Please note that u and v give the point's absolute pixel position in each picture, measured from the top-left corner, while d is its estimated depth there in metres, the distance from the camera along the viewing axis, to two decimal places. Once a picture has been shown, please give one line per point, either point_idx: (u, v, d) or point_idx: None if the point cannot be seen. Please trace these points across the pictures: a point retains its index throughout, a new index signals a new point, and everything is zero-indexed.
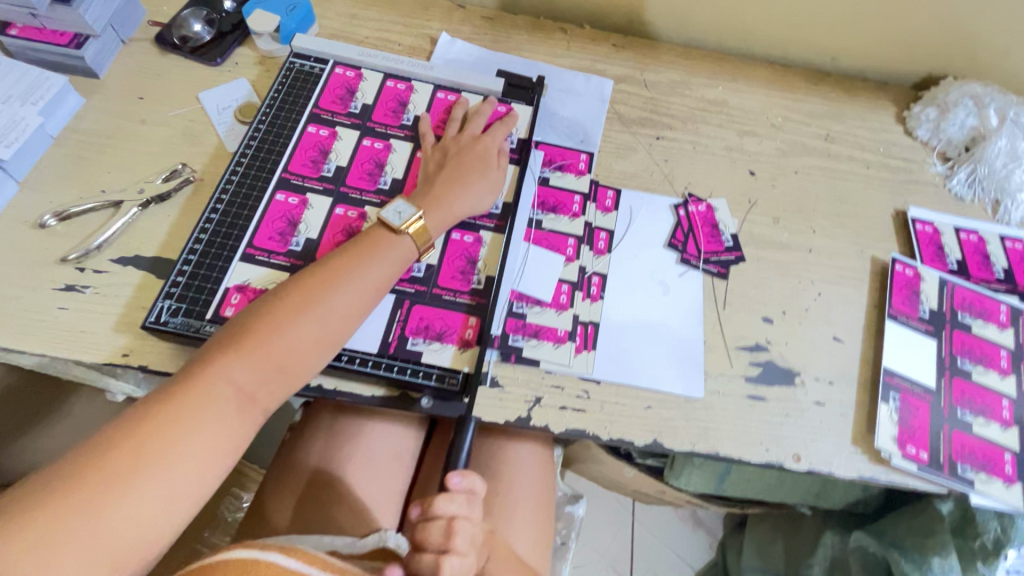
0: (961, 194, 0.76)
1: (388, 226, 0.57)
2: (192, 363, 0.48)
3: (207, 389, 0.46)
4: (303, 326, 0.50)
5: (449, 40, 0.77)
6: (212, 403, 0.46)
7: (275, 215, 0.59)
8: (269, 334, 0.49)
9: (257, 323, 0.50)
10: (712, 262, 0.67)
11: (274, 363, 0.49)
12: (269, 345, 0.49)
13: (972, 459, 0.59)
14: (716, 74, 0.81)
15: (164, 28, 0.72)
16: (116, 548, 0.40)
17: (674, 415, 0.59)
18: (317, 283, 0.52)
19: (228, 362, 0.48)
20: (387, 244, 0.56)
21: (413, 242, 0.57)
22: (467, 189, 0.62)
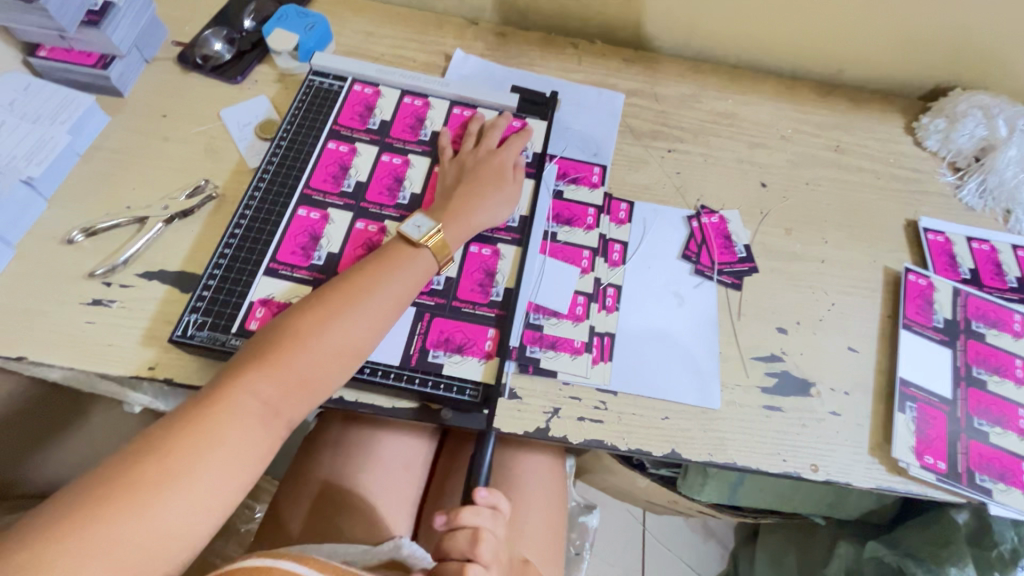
0: (972, 204, 0.77)
1: (406, 240, 0.58)
2: (217, 378, 0.48)
3: (231, 404, 0.46)
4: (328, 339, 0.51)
5: (463, 56, 0.79)
6: (238, 416, 0.46)
7: (297, 230, 0.61)
8: (294, 347, 0.50)
9: (282, 337, 0.50)
10: (725, 273, 0.68)
11: (300, 377, 0.49)
12: (293, 359, 0.49)
13: (990, 469, 0.59)
14: (726, 87, 0.83)
15: (186, 48, 0.74)
16: (145, 562, 0.40)
17: (691, 425, 0.59)
18: (342, 299, 0.53)
19: (251, 376, 0.48)
20: (408, 258, 0.57)
21: (433, 255, 0.58)
22: (486, 203, 0.62)
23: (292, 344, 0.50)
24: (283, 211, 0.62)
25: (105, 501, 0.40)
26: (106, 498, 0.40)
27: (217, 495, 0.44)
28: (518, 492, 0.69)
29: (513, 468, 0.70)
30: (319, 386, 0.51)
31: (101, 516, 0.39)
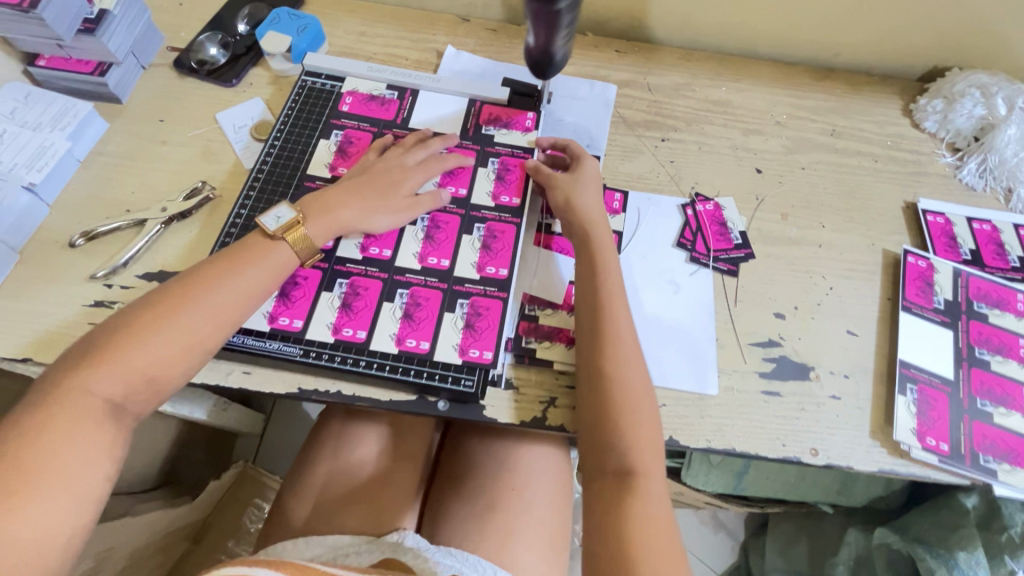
0: (973, 184, 0.76)
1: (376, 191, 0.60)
2: (84, 339, 0.47)
3: (92, 366, 0.46)
4: (228, 278, 0.52)
5: (454, 52, 0.79)
6: (97, 375, 0.45)
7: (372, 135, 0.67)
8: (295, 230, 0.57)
9: (174, 290, 0.50)
10: (721, 259, 0.68)
11: (340, 224, 0.59)
12: (184, 300, 0.50)
13: (993, 449, 0.58)
14: (720, 75, 0.82)
15: (182, 54, 0.75)
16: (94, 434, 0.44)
17: (689, 412, 0.59)
18: (386, 182, 0.61)
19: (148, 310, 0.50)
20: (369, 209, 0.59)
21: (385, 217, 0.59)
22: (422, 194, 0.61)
23: (347, 189, 0.60)
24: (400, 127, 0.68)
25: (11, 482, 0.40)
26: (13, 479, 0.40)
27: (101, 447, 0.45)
28: (517, 484, 0.69)
29: (513, 458, 0.70)
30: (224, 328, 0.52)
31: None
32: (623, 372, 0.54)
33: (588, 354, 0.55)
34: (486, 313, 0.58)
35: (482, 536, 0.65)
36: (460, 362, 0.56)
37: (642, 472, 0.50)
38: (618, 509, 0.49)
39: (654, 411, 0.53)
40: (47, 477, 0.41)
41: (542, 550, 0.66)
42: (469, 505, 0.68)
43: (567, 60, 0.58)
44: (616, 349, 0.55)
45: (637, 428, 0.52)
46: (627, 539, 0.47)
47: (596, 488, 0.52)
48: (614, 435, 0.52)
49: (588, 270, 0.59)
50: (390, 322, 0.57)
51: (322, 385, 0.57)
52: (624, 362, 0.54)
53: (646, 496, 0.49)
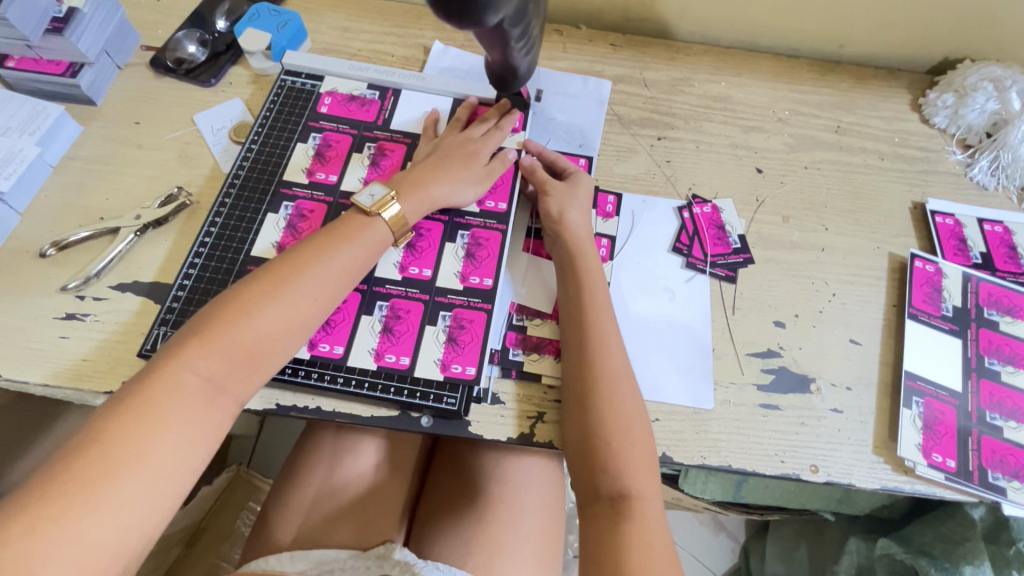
0: (984, 183, 0.73)
1: (361, 209, 0.55)
2: (160, 350, 0.45)
3: (171, 381, 0.43)
4: (291, 294, 0.48)
5: (442, 48, 0.76)
6: (182, 395, 0.43)
7: (343, 145, 0.64)
8: (375, 225, 0.54)
9: (224, 307, 0.46)
10: (719, 265, 0.65)
11: (430, 200, 0.58)
12: (249, 316, 0.46)
13: (1003, 466, 0.56)
14: (719, 69, 0.79)
15: (159, 52, 0.72)
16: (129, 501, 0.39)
17: (683, 427, 0.57)
18: (467, 160, 0.60)
19: (207, 347, 0.44)
20: (363, 227, 0.54)
21: (389, 227, 0.55)
22: (450, 176, 0.59)
23: (431, 166, 0.59)
24: (436, 111, 0.66)
25: (30, 501, 0.36)
26: (34, 498, 0.37)
27: (181, 470, 0.42)
28: (507, 500, 0.66)
29: (502, 471, 0.68)
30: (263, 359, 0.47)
31: (45, 514, 0.36)
32: (615, 392, 0.52)
33: (578, 372, 0.53)
34: (468, 326, 0.56)
35: (472, 552, 0.63)
36: (442, 378, 0.54)
37: (638, 497, 0.48)
38: (613, 535, 0.47)
39: (648, 434, 0.51)
40: (123, 496, 0.39)
41: (532, 567, 0.64)
42: (459, 519, 0.66)
43: (534, 68, 0.56)
44: (609, 367, 0.53)
45: (632, 450, 0.50)
46: (626, 567, 0.45)
47: (590, 514, 0.49)
48: (608, 457, 0.49)
49: (574, 286, 0.56)
50: (369, 336, 0.55)
51: (300, 401, 0.55)
52: (616, 381, 0.52)
53: (643, 523, 0.47)
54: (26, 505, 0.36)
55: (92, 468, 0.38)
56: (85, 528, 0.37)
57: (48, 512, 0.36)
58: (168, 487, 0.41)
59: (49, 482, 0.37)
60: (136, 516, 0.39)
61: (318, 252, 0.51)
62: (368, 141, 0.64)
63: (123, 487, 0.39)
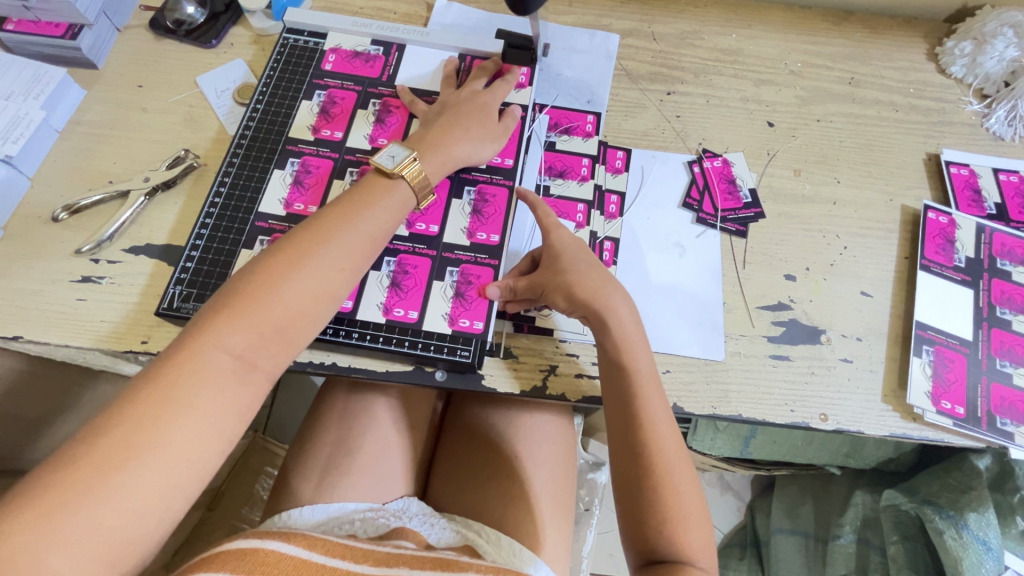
0: (1001, 133, 0.71)
1: (382, 171, 0.53)
2: (188, 327, 0.43)
3: (202, 361, 0.42)
4: (317, 265, 0.47)
5: (445, 4, 0.74)
6: (214, 375, 0.42)
7: (343, 102, 0.63)
8: (396, 188, 0.53)
9: (251, 281, 0.45)
10: (729, 220, 0.65)
11: (452, 158, 0.57)
12: (277, 290, 0.45)
13: (1011, 412, 0.56)
14: (730, 21, 0.77)
15: (158, 13, 0.71)
16: (169, 479, 0.39)
17: (694, 378, 0.57)
18: (483, 116, 0.59)
19: (231, 325, 0.43)
20: (382, 193, 0.52)
21: (410, 186, 0.53)
22: (466, 133, 0.57)
23: (448, 124, 0.58)
24: (442, 67, 0.65)
25: (58, 479, 0.36)
26: (61, 476, 0.36)
27: (214, 448, 0.41)
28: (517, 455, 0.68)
29: (512, 428, 0.69)
30: (293, 333, 0.46)
31: (81, 494, 0.36)
32: (637, 390, 0.50)
33: (603, 339, 0.52)
34: (476, 281, 0.56)
35: (487, 503, 0.65)
36: (452, 332, 0.54)
37: (664, 475, 0.48)
38: (646, 521, 0.47)
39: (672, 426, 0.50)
40: (157, 478, 0.38)
41: (547, 516, 0.65)
42: (471, 475, 0.68)
43: None
44: (629, 363, 0.51)
45: (655, 411, 0.50)
46: (665, 525, 0.46)
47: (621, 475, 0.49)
48: (643, 459, 0.48)
49: (577, 246, 0.55)
50: (377, 291, 0.55)
51: (317, 357, 0.56)
52: (630, 344, 0.52)
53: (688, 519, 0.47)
54: (53, 483, 0.36)
55: (127, 447, 0.37)
56: (126, 506, 0.37)
57: (74, 492, 0.35)
58: (196, 472, 0.40)
59: (76, 462, 0.36)
60: (162, 502, 0.38)
61: (344, 221, 0.50)
62: (372, 98, 0.63)
63: (155, 469, 0.38)
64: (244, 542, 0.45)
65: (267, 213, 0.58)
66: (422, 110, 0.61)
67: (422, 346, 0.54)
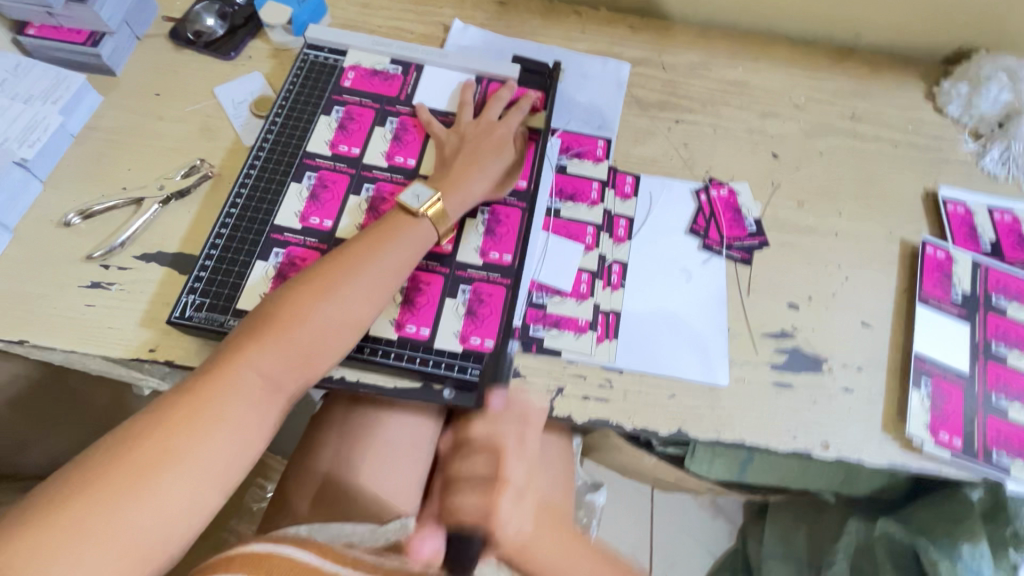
0: (995, 172, 0.74)
1: (406, 209, 0.56)
2: (224, 346, 0.48)
3: (233, 378, 0.45)
4: (341, 297, 0.50)
5: (461, 26, 0.76)
6: (244, 391, 0.46)
7: (359, 118, 0.64)
8: (422, 227, 0.56)
9: (283, 308, 0.49)
10: (735, 248, 0.66)
11: (471, 196, 0.59)
12: (305, 318, 0.49)
13: (1007, 446, 0.57)
14: (737, 54, 0.79)
15: (178, 24, 0.72)
16: (197, 486, 0.42)
17: (699, 403, 0.58)
18: (500, 150, 0.62)
19: (261, 349, 0.47)
20: (408, 227, 0.55)
21: (432, 225, 0.56)
22: (484, 172, 0.60)
23: (467, 162, 0.60)
24: (459, 89, 0.67)
25: (84, 484, 0.39)
26: (88, 481, 0.39)
27: (237, 459, 0.44)
28: None
29: None
30: (317, 360, 0.49)
31: (119, 489, 0.39)
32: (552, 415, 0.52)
33: None
34: (487, 300, 0.57)
35: None
36: (464, 350, 0.55)
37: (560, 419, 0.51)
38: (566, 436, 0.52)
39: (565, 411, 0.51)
40: (184, 481, 0.41)
41: None
42: None
43: None
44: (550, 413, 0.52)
45: None
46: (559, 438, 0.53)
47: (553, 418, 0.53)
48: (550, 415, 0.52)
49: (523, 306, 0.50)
50: (390, 308, 0.56)
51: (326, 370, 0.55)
52: None
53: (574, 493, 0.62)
54: (86, 485, 0.39)
55: (162, 451, 0.41)
56: (159, 505, 0.40)
57: (101, 497, 0.38)
58: (217, 483, 0.43)
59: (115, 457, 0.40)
60: (185, 507, 0.41)
61: (371, 255, 0.53)
62: (390, 115, 0.64)
63: (184, 473, 0.41)
64: (260, 546, 0.45)
65: (282, 225, 0.58)
66: (439, 132, 0.63)
67: (436, 365, 0.55)
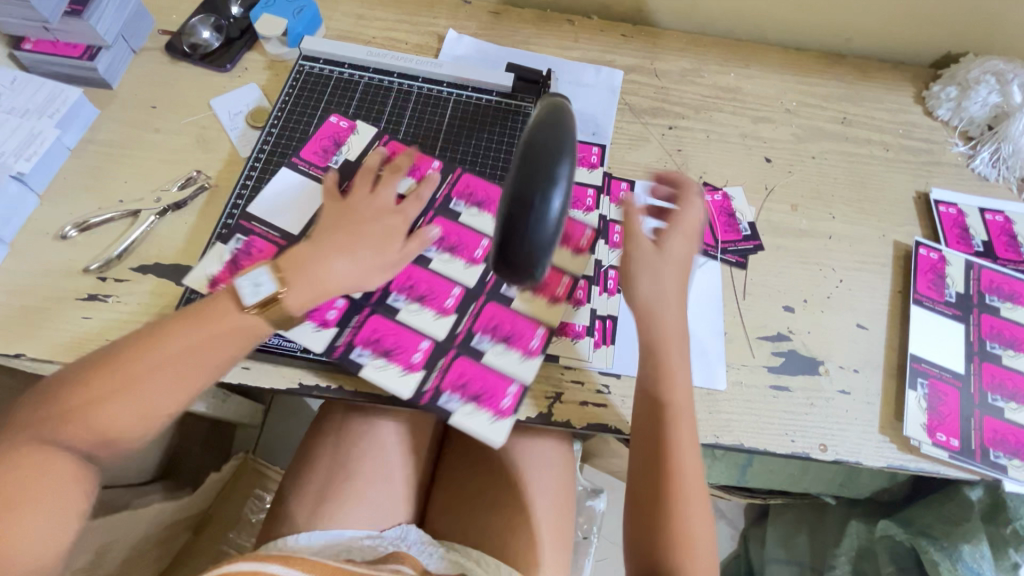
0: (986, 174, 0.75)
1: (239, 300, 0.49)
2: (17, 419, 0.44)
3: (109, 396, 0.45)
4: (180, 338, 0.47)
5: (456, 36, 0.76)
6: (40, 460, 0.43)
7: (325, 133, 0.63)
8: (256, 326, 0.49)
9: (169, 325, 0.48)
10: (730, 251, 0.66)
11: (323, 285, 0.51)
12: (98, 396, 0.45)
13: (1004, 445, 0.58)
14: (728, 61, 0.80)
15: (174, 37, 0.72)
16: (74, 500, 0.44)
17: (697, 407, 0.58)
18: (376, 234, 0.55)
19: (137, 360, 0.46)
20: (231, 312, 0.49)
21: (270, 323, 0.50)
22: (344, 254, 0.52)
23: (326, 245, 0.53)
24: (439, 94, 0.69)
25: None
26: None
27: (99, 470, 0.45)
28: (518, 484, 0.67)
29: (512, 453, 0.69)
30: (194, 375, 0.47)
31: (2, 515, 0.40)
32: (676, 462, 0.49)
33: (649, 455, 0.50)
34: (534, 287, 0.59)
35: (489, 532, 0.64)
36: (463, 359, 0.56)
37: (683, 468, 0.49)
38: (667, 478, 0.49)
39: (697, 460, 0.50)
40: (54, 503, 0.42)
41: (548, 550, 0.65)
42: (473, 502, 0.67)
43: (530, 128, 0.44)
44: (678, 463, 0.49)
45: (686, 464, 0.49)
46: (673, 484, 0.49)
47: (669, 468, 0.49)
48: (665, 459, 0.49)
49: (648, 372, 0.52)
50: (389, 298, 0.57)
51: (324, 380, 0.56)
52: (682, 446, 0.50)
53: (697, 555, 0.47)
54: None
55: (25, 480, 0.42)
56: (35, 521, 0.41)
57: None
58: (66, 526, 0.43)
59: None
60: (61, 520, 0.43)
61: (196, 320, 0.48)
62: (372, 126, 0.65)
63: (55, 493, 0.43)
64: (246, 563, 0.46)
65: (256, 215, 0.58)
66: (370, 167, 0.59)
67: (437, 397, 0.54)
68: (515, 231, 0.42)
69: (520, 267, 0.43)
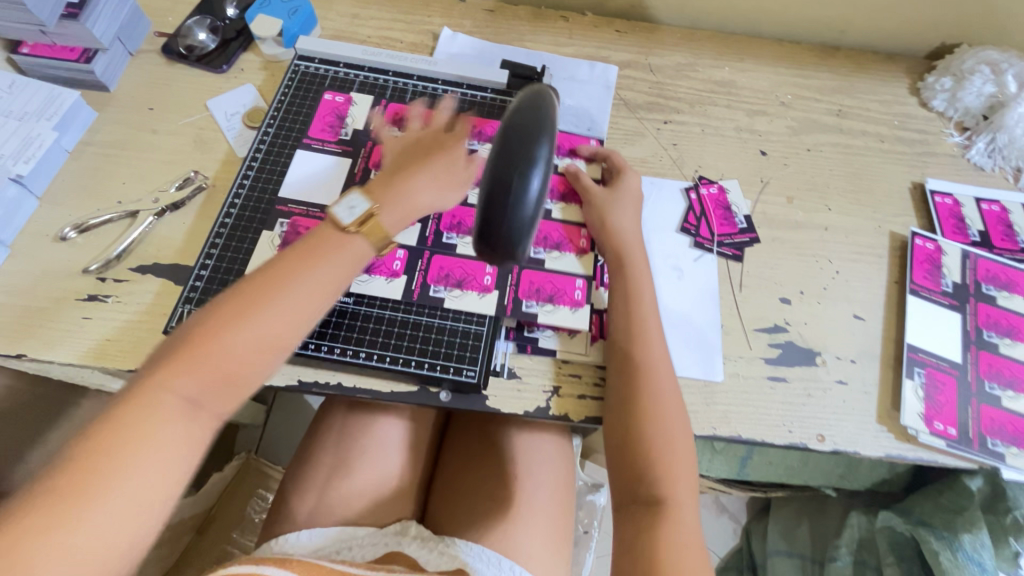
0: (981, 164, 0.75)
1: (338, 223, 0.52)
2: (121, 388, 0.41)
3: (159, 395, 0.41)
4: (269, 312, 0.45)
5: (450, 35, 0.77)
6: (158, 423, 0.40)
7: (325, 111, 0.66)
8: (352, 242, 0.51)
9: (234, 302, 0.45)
10: (725, 245, 0.67)
11: (414, 207, 0.55)
12: (210, 351, 0.43)
13: (1001, 433, 0.58)
14: (723, 55, 0.80)
15: (171, 39, 0.72)
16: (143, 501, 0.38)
17: (694, 400, 0.58)
18: (434, 152, 0.58)
19: (216, 337, 0.43)
20: (337, 244, 0.50)
21: (367, 242, 0.51)
22: (425, 178, 0.56)
23: (408, 172, 0.56)
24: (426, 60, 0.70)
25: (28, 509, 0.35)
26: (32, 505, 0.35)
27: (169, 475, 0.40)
28: (517, 479, 0.67)
29: (511, 448, 0.69)
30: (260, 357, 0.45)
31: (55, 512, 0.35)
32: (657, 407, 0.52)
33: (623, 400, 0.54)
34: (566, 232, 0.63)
35: (487, 525, 0.64)
36: (461, 351, 0.57)
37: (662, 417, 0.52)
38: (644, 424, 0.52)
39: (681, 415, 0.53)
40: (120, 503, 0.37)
41: (546, 544, 0.64)
42: (473, 496, 0.67)
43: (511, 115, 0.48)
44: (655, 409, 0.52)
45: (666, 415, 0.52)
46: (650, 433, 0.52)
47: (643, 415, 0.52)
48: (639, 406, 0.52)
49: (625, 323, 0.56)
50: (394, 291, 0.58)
51: (321, 377, 0.56)
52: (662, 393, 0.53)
53: (678, 508, 0.49)
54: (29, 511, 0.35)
55: (82, 474, 0.37)
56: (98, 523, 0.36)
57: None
58: (128, 534, 0.37)
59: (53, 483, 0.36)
60: (126, 524, 0.37)
61: (270, 295, 0.46)
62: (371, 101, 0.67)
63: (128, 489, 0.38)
64: (240, 567, 0.45)
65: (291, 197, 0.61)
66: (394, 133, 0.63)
67: (520, 304, 0.59)
68: (496, 210, 0.45)
69: (499, 243, 0.46)
